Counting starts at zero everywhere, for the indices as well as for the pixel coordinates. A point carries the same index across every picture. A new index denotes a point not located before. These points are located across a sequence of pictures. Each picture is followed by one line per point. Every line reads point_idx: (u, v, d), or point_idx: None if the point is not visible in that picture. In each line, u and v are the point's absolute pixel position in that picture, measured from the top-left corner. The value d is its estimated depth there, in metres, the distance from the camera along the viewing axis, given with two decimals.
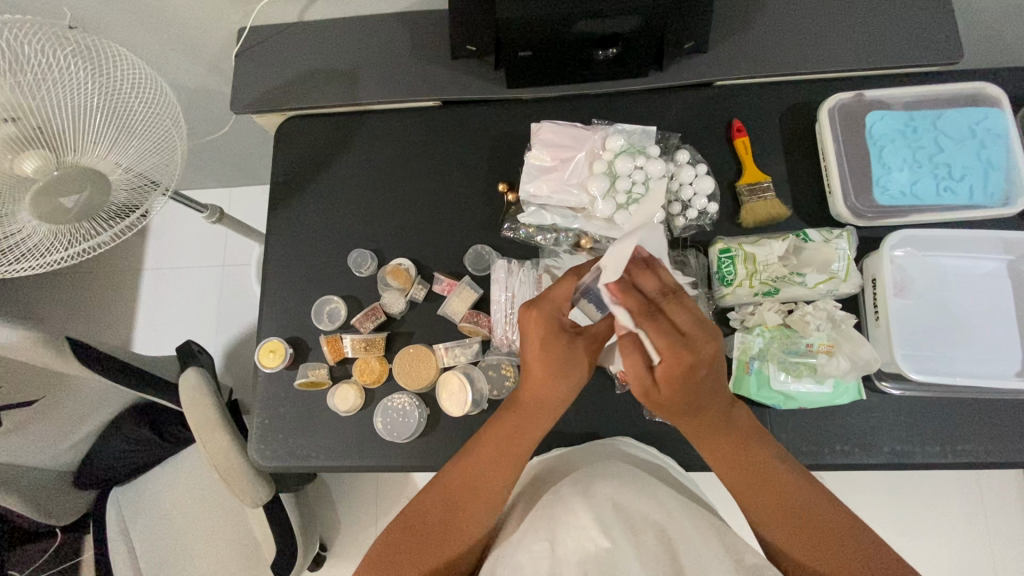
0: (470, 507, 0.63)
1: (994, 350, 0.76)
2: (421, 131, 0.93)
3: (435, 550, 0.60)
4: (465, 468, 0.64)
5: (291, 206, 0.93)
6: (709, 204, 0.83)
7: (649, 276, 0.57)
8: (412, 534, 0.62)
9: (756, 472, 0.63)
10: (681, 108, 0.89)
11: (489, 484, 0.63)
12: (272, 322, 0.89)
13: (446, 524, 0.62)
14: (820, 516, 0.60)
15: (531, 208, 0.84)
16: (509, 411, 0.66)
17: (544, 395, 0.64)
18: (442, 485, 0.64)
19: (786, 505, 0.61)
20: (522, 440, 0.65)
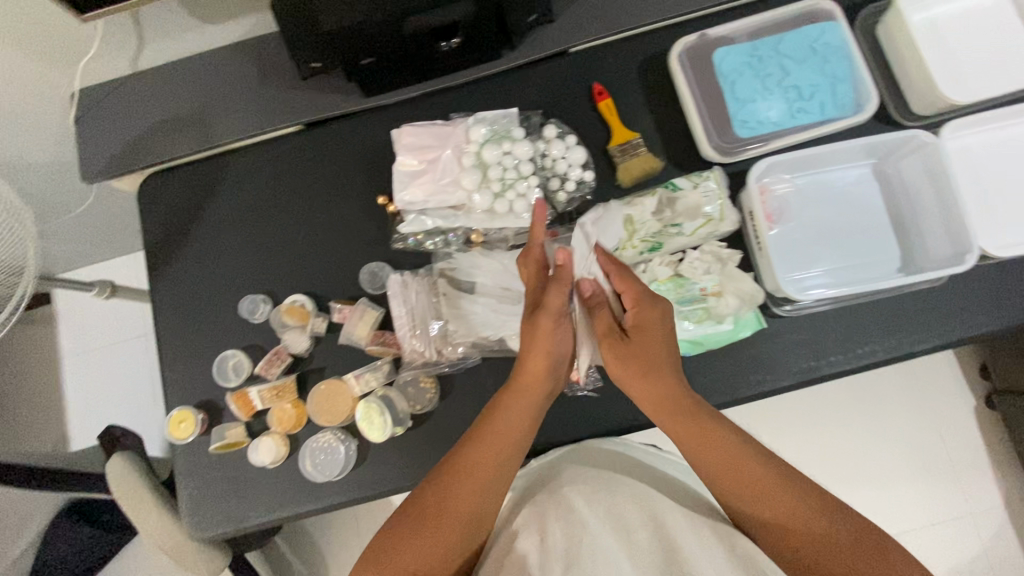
0: (468, 489, 0.62)
1: (876, 252, 0.80)
2: (289, 159, 0.90)
3: (423, 538, 0.60)
4: (483, 431, 0.64)
5: (173, 267, 0.89)
6: (584, 173, 0.83)
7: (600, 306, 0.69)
8: (408, 523, 0.61)
9: (777, 494, 0.59)
10: (541, 83, 0.88)
11: (490, 469, 0.63)
12: (176, 390, 0.84)
13: (451, 512, 0.61)
14: (822, 522, 0.58)
15: (411, 215, 0.80)
16: (513, 391, 0.67)
17: (544, 374, 0.66)
18: (444, 471, 0.63)
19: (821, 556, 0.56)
20: (518, 425, 0.65)
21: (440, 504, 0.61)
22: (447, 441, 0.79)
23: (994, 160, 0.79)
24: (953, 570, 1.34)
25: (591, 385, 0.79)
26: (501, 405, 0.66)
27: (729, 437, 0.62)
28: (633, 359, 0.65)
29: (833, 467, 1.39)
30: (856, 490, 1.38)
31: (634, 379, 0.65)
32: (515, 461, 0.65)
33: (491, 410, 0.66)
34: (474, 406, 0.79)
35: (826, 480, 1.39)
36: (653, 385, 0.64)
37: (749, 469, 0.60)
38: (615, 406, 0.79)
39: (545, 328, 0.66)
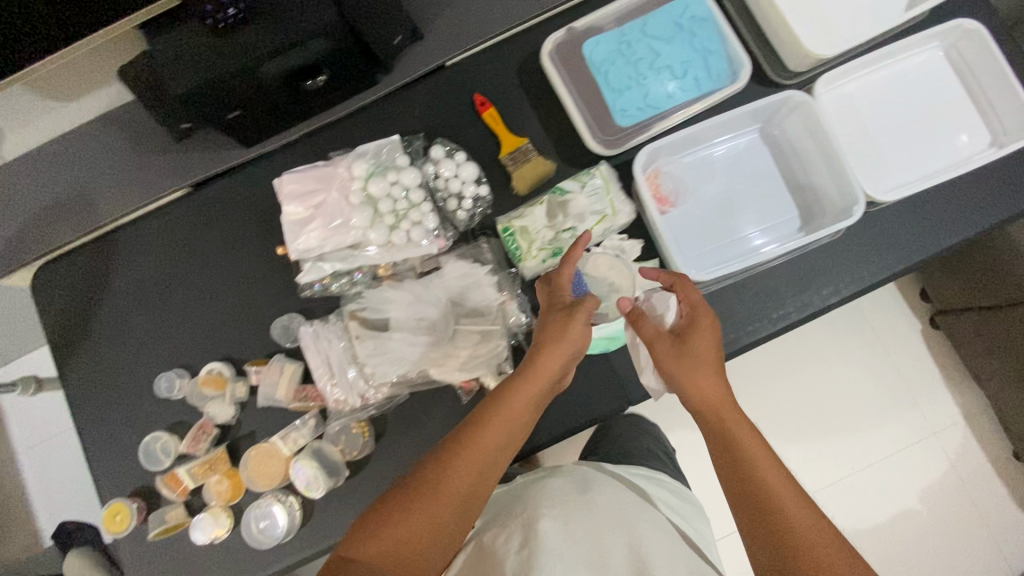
0: (474, 470, 0.58)
1: (775, 216, 0.81)
2: (181, 225, 0.87)
3: (412, 516, 0.54)
4: (503, 405, 0.62)
5: (81, 358, 0.86)
6: (478, 188, 0.82)
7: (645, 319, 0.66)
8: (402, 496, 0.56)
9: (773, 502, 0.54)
10: (422, 103, 0.86)
11: (496, 451, 0.59)
12: (109, 482, 0.82)
13: (456, 487, 0.56)
14: (814, 531, 0.52)
15: (308, 263, 0.78)
16: (526, 372, 0.63)
17: (561, 363, 0.65)
18: (452, 444, 0.59)
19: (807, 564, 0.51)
20: (527, 414, 0.62)
21: (440, 477, 0.57)
22: (388, 482, 0.78)
23: (872, 106, 0.82)
24: (926, 491, 1.38)
25: None
26: (515, 384, 0.63)
27: (752, 436, 0.58)
28: (695, 354, 0.62)
29: (799, 415, 1.42)
30: (822, 432, 1.41)
31: (696, 368, 0.61)
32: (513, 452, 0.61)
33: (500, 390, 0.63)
34: (410, 441, 0.79)
35: (794, 428, 1.42)
36: (713, 380, 0.61)
37: (765, 479, 0.56)
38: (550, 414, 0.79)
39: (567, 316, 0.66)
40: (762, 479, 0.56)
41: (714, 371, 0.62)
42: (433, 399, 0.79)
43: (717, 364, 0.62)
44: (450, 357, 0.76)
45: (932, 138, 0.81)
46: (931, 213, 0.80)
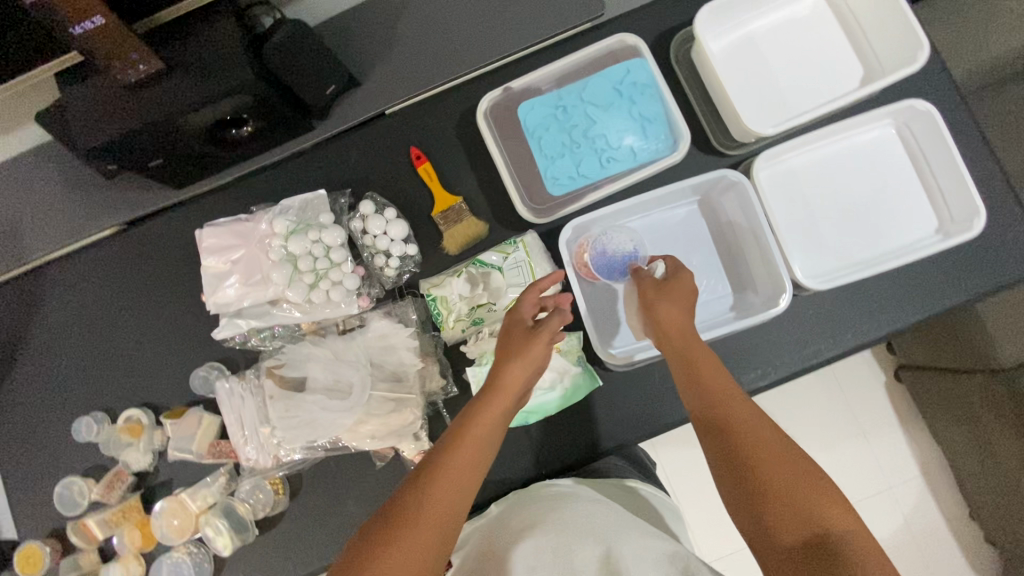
0: (456, 491, 0.50)
1: (709, 292, 0.78)
2: (110, 265, 0.86)
3: (395, 551, 0.46)
4: (474, 423, 0.55)
5: (5, 397, 0.85)
6: (406, 247, 0.79)
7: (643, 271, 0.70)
8: (375, 534, 0.48)
9: (745, 425, 0.54)
10: (357, 152, 0.84)
11: (475, 474, 0.52)
12: (28, 520, 0.82)
13: (433, 514, 0.48)
14: (776, 453, 0.51)
15: (226, 318, 0.78)
16: (490, 393, 0.57)
17: (523, 383, 0.59)
18: (424, 471, 0.52)
19: (774, 470, 0.50)
20: (500, 432, 0.56)
21: (415, 511, 0.49)
22: (298, 543, 0.77)
23: (816, 182, 0.79)
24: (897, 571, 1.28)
25: None
26: (482, 406, 0.57)
27: (722, 369, 0.59)
28: (675, 293, 0.64)
29: None
30: None
31: (677, 305, 0.63)
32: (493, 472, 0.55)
33: (467, 414, 0.57)
34: (322, 503, 0.78)
35: None
36: (686, 316, 0.63)
37: (739, 405, 0.56)
38: None
39: (528, 346, 0.60)
40: (731, 409, 0.55)
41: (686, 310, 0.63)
42: (347, 461, 0.78)
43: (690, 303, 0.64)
44: (361, 424, 0.75)
45: (875, 220, 0.78)
46: (872, 298, 0.76)
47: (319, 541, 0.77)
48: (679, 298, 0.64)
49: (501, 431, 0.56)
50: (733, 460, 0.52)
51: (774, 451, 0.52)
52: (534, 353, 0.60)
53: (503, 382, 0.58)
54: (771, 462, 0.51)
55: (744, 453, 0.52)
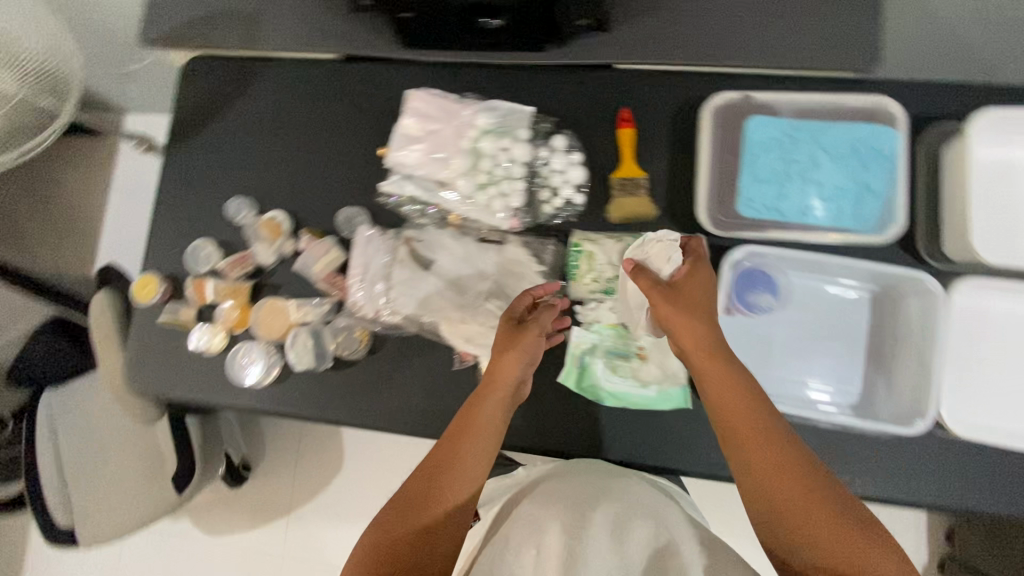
0: (461, 468, 0.64)
1: (835, 380, 0.75)
2: (318, 85, 0.93)
3: (420, 521, 0.60)
4: (474, 410, 0.67)
5: (187, 150, 0.95)
6: (575, 194, 0.81)
7: (646, 274, 0.68)
8: (403, 508, 0.62)
9: (764, 449, 0.59)
10: (571, 90, 0.85)
11: (476, 452, 0.65)
12: (155, 257, 0.92)
13: (444, 497, 0.62)
14: (785, 476, 0.58)
15: (395, 177, 0.82)
16: (487, 385, 0.68)
17: (516, 376, 0.69)
18: (436, 456, 0.65)
19: (796, 490, 0.57)
20: (499, 414, 0.67)
21: (431, 493, 0.62)
22: (357, 393, 0.83)
23: (1000, 333, 0.73)
24: None
25: None
26: (481, 396, 0.68)
27: (737, 377, 0.63)
28: (688, 296, 0.65)
29: None
30: None
31: (690, 312, 0.64)
32: (493, 445, 0.67)
33: (468, 404, 0.68)
34: (393, 374, 0.82)
35: None
36: (698, 324, 0.64)
37: (751, 427, 0.61)
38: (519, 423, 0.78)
39: (522, 345, 0.69)
40: (744, 430, 0.60)
41: (700, 321, 0.64)
42: (429, 350, 0.82)
43: (706, 308, 0.66)
44: (463, 324, 0.80)
45: None
46: (1001, 474, 0.70)
47: (374, 403, 0.82)
48: (685, 299, 0.65)
49: (497, 416, 0.67)
50: (761, 487, 0.58)
51: (788, 474, 0.58)
52: (526, 355, 0.69)
53: (498, 376, 0.68)
54: (795, 480, 0.58)
55: (767, 478, 0.58)
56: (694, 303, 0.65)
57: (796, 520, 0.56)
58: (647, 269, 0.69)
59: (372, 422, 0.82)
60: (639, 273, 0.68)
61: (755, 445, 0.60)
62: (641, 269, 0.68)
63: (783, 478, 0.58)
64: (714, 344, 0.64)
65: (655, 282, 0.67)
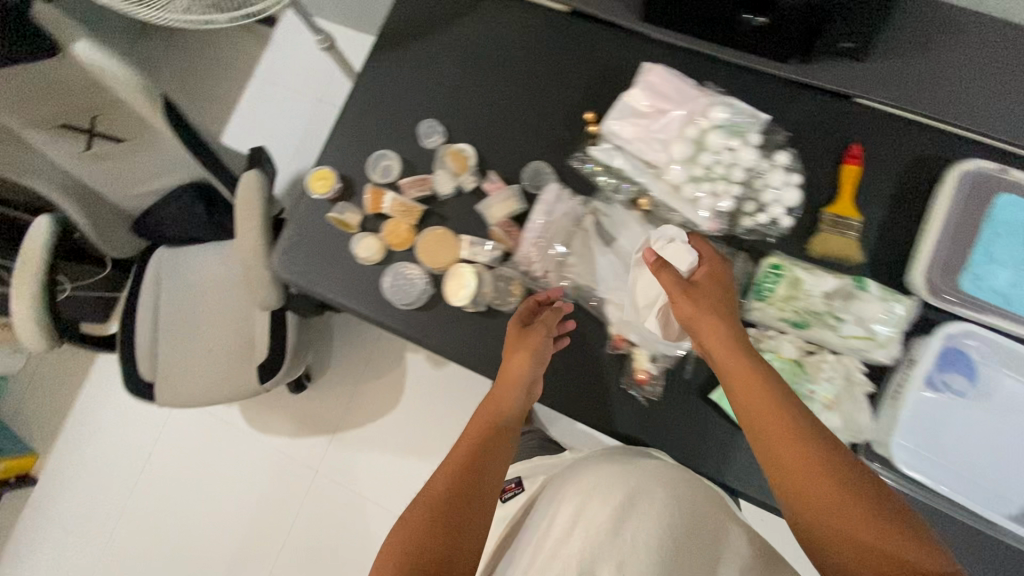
0: (488, 459, 0.65)
1: (1009, 489, 0.70)
2: (538, 30, 0.90)
3: (450, 512, 0.59)
4: (490, 407, 0.71)
5: (391, 55, 0.93)
6: (784, 216, 0.76)
7: (669, 270, 0.68)
8: (430, 504, 0.60)
9: (805, 460, 0.56)
10: (802, 111, 0.82)
11: (496, 445, 0.68)
12: (333, 153, 0.91)
13: (471, 488, 0.62)
14: (827, 485, 0.54)
15: (607, 144, 0.79)
16: (502, 384, 0.73)
17: (529, 376, 0.73)
18: (462, 453, 0.66)
19: (845, 501, 0.54)
20: (512, 412, 0.71)
21: (458, 488, 0.61)
22: (499, 345, 0.82)
23: None
24: None
25: (647, 393, 0.77)
26: (500, 393, 0.73)
27: (761, 384, 0.61)
28: (705, 296, 0.67)
29: None
30: None
31: (708, 314, 0.66)
32: (511, 442, 0.70)
33: (487, 404, 0.72)
34: None
35: None
36: (720, 326, 0.65)
37: (789, 432, 0.58)
38: (658, 422, 0.77)
39: (533, 343, 0.74)
40: (773, 439, 0.58)
41: (722, 322, 0.65)
42: (585, 325, 0.80)
43: (726, 312, 0.66)
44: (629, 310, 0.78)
45: None
46: None
47: None
48: (703, 299, 0.67)
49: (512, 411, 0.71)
50: (809, 498, 0.55)
51: (834, 486, 0.54)
52: (537, 357, 0.74)
53: (511, 374, 0.73)
54: (849, 488, 0.54)
55: (815, 488, 0.55)
56: (710, 304, 0.67)
57: (854, 531, 0.52)
58: (662, 263, 0.69)
59: (506, 378, 0.81)
60: (660, 267, 0.68)
61: (787, 449, 0.57)
62: (660, 261, 0.69)
63: (830, 489, 0.54)
64: (729, 343, 0.64)
65: (676, 278, 0.68)
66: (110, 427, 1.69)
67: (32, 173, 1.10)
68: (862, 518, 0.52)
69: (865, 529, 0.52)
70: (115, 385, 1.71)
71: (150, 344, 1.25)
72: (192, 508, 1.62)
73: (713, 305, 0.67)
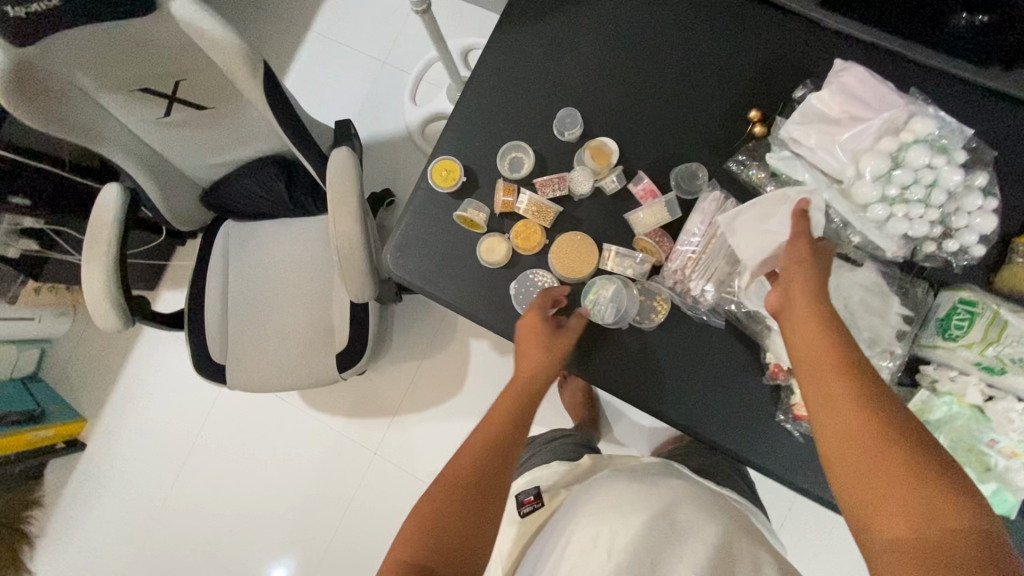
0: (500, 458, 0.63)
1: None
2: (698, 9, 0.79)
3: (460, 512, 0.58)
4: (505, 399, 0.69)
5: (524, 28, 0.82)
6: (977, 245, 0.68)
7: (800, 220, 0.61)
8: (444, 501, 0.59)
9: (854, 418, 0.49)
10: (1002, 124, 0.72)
11: (511, 439, 0.65)
12: (455, 140, 0.82)
13: (482, 484, 0.61)
14: (879, 452, 0.47)
15: (784, 152, 0.72)
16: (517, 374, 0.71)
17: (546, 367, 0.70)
18: (473, 448, 0.64)
19: (879, 461, 0.47)
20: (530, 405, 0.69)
21: (468, 485, 0.61)
22: (640, 365, 0.75)
23: None
24: None
25: (802, 430, 0.72)
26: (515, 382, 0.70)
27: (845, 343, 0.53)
28: (808, 252, 0.59)
29: None
30: None
31: (804, 268, 0.58)
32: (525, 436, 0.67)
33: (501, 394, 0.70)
34: (687, 360, 0.74)
35: None
36: (806, 279, 0.57)
37: (838, 386, 0.51)
38: (810, 458, 0.73)
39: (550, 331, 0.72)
40: (836, 400, 0.51)
41: (820, 279, 0.57)
42: (738, 350, 0.74)
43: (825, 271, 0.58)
44: None
45: None
46: None
47: (655, 383, 0.75)
48: (802, 254, 0.59)
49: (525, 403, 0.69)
50: (846, 459, 0.49)
51: (885, 455, 0.47)
52: (552, 348, 0.71)
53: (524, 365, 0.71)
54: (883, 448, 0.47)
55: (862, 458, 0.48)
56: (807, 258, 0.58)
57: (907, 517, 0.45)
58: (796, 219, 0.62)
59: (645, 402, 0.75)
60: (797, 216, 0.62)
61: (838, 406, 0.50)
62: (796, 214, 0.62)
63: (865, 446, 0.48)
64: (818, 298, 0.56)
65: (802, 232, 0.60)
66: (159, 398, 1.65)
67: (107, 142, 0.93)
68: (900, 486, 0.46)
69: (906, 503, 0.45)
70: (165, 354, 1.66)
71: (220, 324, 1.19)
72: (243, 481, 1.59)
73: (815, 263, 0.58)
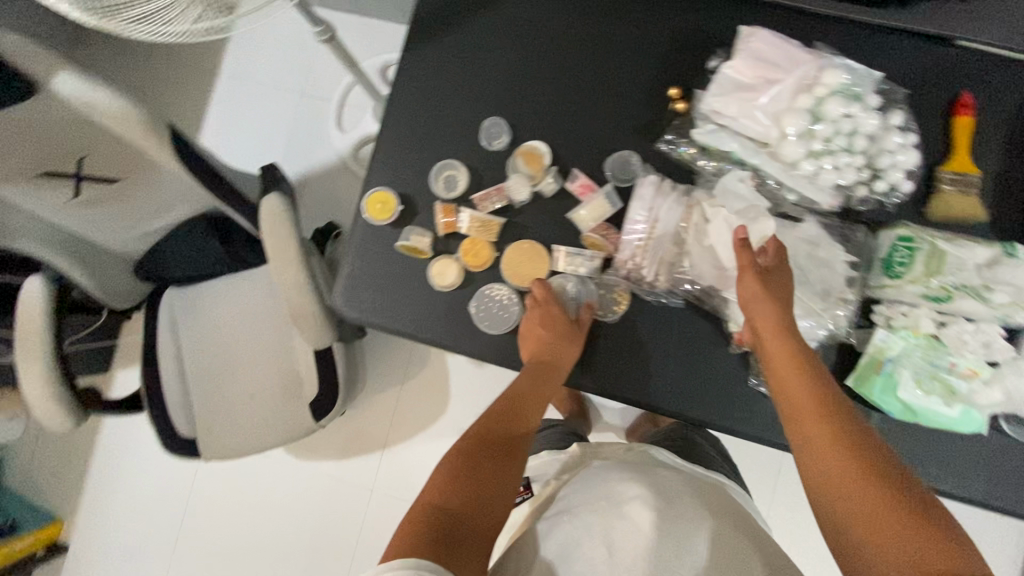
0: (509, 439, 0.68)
1: None
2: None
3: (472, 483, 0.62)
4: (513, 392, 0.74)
5: (431, 45, 0.80)
6: (904, 181, 0.70)
7: (743, 251, 0.65)
8: (452, 471, 0.63)
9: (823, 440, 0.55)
10: (906, 62, 0.75)
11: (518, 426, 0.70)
12: (383, 170, 0.80)
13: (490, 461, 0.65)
14: (842, 466, 0.53)
15: (708, 126, 0.73)
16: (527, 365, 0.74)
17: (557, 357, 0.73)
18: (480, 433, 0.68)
19: (846, 477, 0.52)
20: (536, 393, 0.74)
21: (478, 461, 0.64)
22: (610, 360, 0.76)
23: None
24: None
25: None
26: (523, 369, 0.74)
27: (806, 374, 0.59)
28: (765, 286, 0.64)
29: None
30: None
31: (761, 301, 0.64)
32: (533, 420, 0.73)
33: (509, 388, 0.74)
34: (654, 345, 0.75)
35: None
36: (767, 313, 0.63)
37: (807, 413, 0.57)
38: None
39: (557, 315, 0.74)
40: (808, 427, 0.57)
41: (778, 311, 0.63)
42: (701, 326, 0.75)
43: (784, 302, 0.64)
44: None
45: None
46: None
47: (627, 374, 0.75)
48: (756, 290, 0.64)
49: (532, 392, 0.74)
50: (817, 477, 0.54)
51: (849, 470, 0.52)
52: (561, 335, 0.73)
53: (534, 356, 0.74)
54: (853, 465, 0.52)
55: (830, 473, 0.53)
56: (760, 291, 0.64)
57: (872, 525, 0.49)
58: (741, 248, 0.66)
59: (621, 393, 0.75)
60: (738, 246, 0.66)
61: (809, 426, 0.56)
62: (738, 246, 0.66)
63: (836, 465, 0.53)
64: (781, 333, 0.62)
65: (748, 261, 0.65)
66: (138, 481, 1.58)
67: (10, 233, 0.90)
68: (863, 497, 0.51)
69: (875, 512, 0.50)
70: (134, 435, 1.59)
71: (183, 396, 1.14)
72: (244, 546, 1.54)
73: (771, 294, 0.64)
